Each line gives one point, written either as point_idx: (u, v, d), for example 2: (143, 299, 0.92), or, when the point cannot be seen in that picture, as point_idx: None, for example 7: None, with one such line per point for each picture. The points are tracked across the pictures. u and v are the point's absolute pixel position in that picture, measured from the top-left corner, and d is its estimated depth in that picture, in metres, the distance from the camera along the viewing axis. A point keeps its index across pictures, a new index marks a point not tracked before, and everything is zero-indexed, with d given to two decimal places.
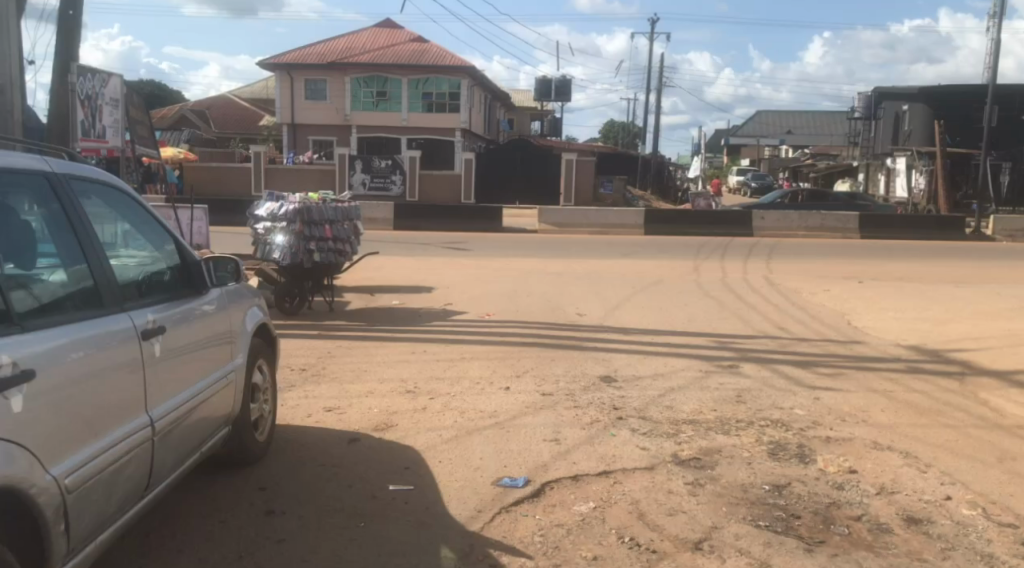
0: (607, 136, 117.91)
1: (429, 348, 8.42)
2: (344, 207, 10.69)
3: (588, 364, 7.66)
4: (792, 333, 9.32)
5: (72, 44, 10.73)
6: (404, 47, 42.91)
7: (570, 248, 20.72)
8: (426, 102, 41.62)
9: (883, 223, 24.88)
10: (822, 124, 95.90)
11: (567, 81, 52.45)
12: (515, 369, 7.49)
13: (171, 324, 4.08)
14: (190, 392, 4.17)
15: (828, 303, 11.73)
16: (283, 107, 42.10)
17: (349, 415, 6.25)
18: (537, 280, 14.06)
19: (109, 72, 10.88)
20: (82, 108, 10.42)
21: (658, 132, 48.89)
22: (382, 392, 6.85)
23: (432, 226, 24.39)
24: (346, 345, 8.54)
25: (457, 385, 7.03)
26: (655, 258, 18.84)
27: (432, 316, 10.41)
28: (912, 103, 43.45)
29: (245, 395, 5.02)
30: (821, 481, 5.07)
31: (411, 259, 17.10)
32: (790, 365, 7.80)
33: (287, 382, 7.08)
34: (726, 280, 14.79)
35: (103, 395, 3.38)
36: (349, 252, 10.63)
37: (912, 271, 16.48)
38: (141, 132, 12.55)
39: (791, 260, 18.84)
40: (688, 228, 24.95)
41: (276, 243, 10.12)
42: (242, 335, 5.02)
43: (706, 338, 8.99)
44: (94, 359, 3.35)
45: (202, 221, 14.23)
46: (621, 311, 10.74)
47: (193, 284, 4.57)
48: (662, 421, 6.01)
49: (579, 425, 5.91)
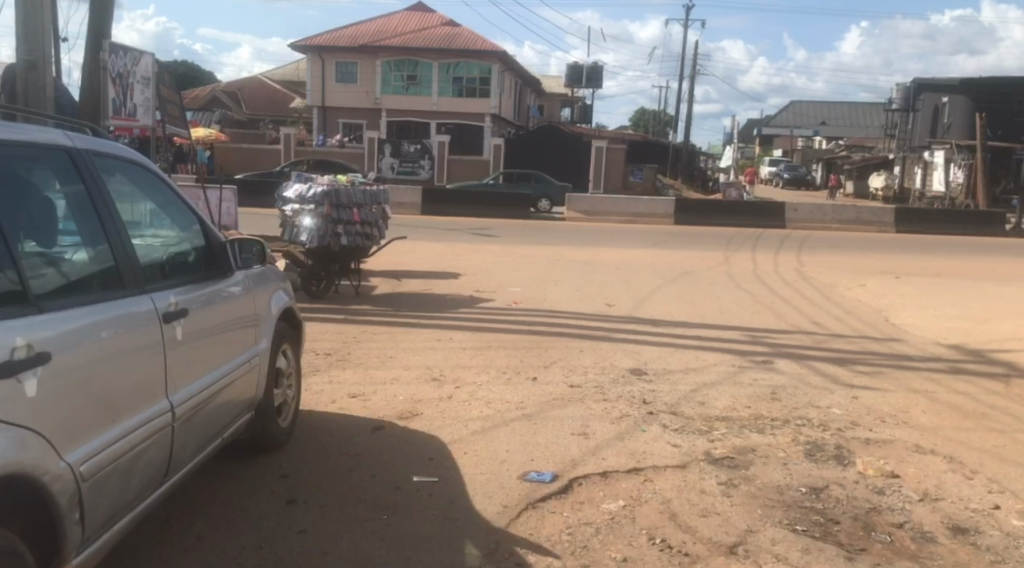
0: (637, 124, 117.29)
1: (454, 335, 8.28)
2: (372, 191, 10.55)
3: (618, 356, 7.49)
4: (827, 329, 9.11)
5: (105, 21, 10.69)
6: (435, 31, 42.70)
7: (599, 236, 20.51)
8: (456, 87, 41.45)
9: (920, 217, 24.41)
10: (857, 116, 94.55)
11: (598, 68, 52.02)
12: (543, 359, 7.34)
13: (194, 306, 3.97)
14: (212, 375, 4.08)
15: (864, 299, 11.44)
16: (314, 90, 42.14)
17: (374, 402, 6.15)
18: (565, 269, 13.89)
19: (141, 51, 10.81)
20: (114, 86, 10.37)
21: (690, 121, 48.44)
22: (407, 379, 6.73)
23: (461, 211, 24.28)
24: (372, 331, 8.44)
25: (483, 374, 6.90)
26: (686, 249, 18.63)
27: (459, 302, 10.28)
28: (952, 95, 42.73)
29: (268, 380, 4.92)
30: (860, 485, 4.88)
31: (438, 245, 16.98)
32: (827, 362, 7.58)
33: (311, 366, 7.00)
34: (757, 272, 14.57)
35: (121, 380, 3.26)
36: (378, 236, 10.52)
37: (950, 266, 16.15)
38: (171, 111, 12.50)
39: (824, 253, 18.52)
40: (719, 219, 24.64)
41: (303, 226, 10.02)
42: (267, 319, 4.93)
43: (739, 332, 8.81)
44: (115, 342, 3.24)
45: (231, 202, 14.18)
46: (651, 302, 10.54)
47: (217, 266, 4.45)
48: (695, 417, 5.85)
49: (609, 419, 5.75)
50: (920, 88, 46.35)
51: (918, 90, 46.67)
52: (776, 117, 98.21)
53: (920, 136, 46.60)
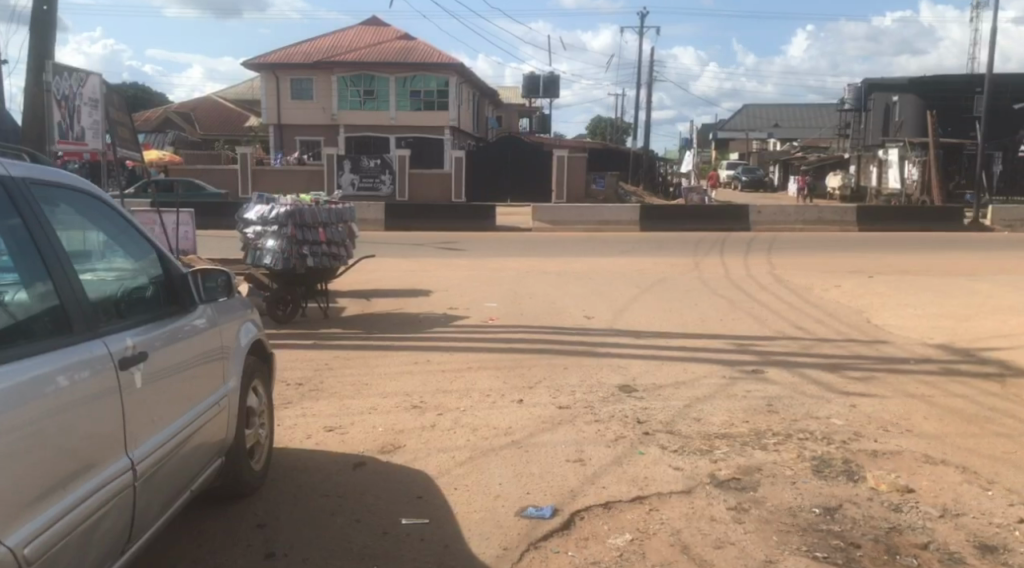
0: (594, 132, 117.88)
1: (432, 357, 7.92)
2: (337, 209, 10.14)
3: (605, 372, 7.18)
4: (812, 334, 8.89)
5: (47, 42, 10.20)
6: (389, 45, 42.26)
7: (567, 246, 20.23)
8: (414, 100, 41.08)
9: (881, 214, 24.54)
10: (810, 117, 96.02)
11: (555, 77, 51.98)
12: (527, 380, 7.00)
13: (154, 347, 3.60)
14: (175, 425, 3.69)
15: (843, 300, 11.27)
16: (269, 108, 41.55)
17: (353, 435, 5.77)
18: (537, 281, 13.60)
19: (87, 71, 10.29)
20: (60, 108, 9.88)
21: (648, 127, 48.56)
22: (386, 407, 6.36)
23: (425, 225, 23.88)
24: (344, 356, 8.03)
25: (466, 399, 6.54)
26: (655, 255, 18.41)
27: (433, 321, 9.91)
28: (903, 93, 43.38)
29: (239, 421, 4.55)
30: (875, 502, 4.60)
31: (406, 260, 16.60)
32: (819, 369, 7.34)
33: (283, 399, 6.60)
34: (731, 276, 14.40)
35: (69, 441, 2.87)
36: (345, 256, 10.11)
37: (919, 262, 16.11)
38: (122, 134, 11.99)
39: (793, 255, 18.45)
40: (684, 224, 24.54)
41: (267, 248, 9.62)
42: (235, 353, 4.56)
43: (724, 340, 8.55)
44: (61, 397, 2.85)
45: (189, 224, 13.68)
46: (630, 313, 10.25)
47: (178, 300, 4.08)
48: (693, 436, 5.56)
49: (603, 443, 5.46)
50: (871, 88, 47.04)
51: (869, 90, 47.38)
52: (731, 120, 99.23)
53: (873, 133, 47.17)
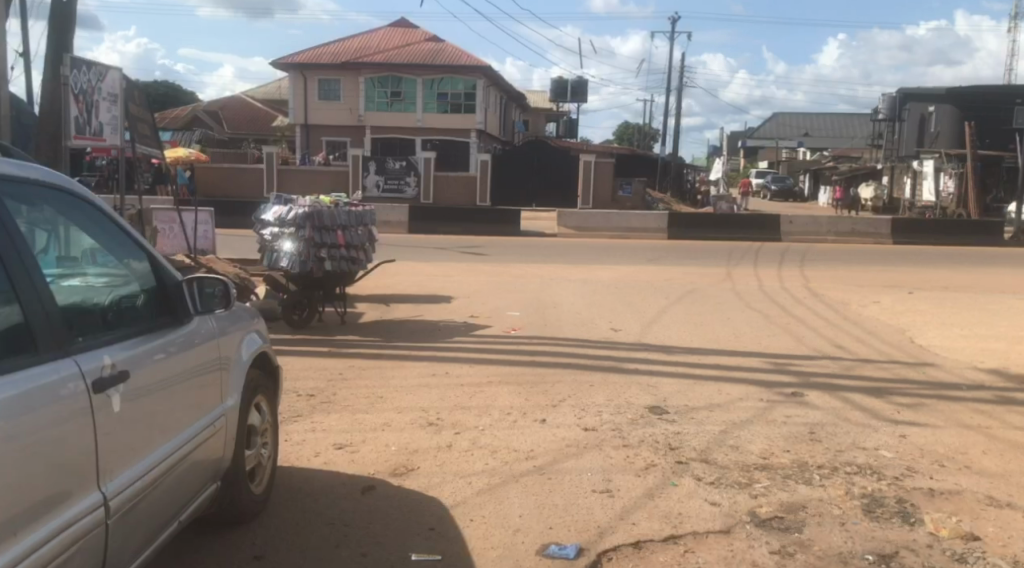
0: (621, 138, 117.44)
1: (451, 369, 7.52)
2: (358, 211, 9.79)
3: (634, 392, 6.76)
4: (854, 354, 8.41)
5: (66, 34, 9.97)
6: (418, 47, 42.01)
7: (593, 253, 19.82)
8: (441, 102, 40.85)
9: (916, 228, 23.91)
10: (840, 127, 95.00)
11: (584, 82, 51.55)
12: (551, 398, 6.58)
13: (137, 364, 3.26)
14: (156, 454, 3.35)
15: (883, 317, 10.75)
16: (296, 108, 41.46)
17: (365, 454, 5.39)
18: (563, 289, 13.19)
19: (107, 65, 10.03)
20: (77, 103, 9.59)
21: (677, 133, 48.02)
22: (401, 424, 5.98)
23: (449, 229, 23.55)
24: (360, 366, 7.65)
25: (485, 417, 6.15)
26: (683, 264, 17.95)
27: (452, 330, 9.53)
28: (939, 104, 42.63)
29: (239, 440, 4.20)
30: (936, 551, 4.14)
31: (428, 265, 16.27)
32: (863, 394, 6.86)
33: (293, 411, 6.25)
34: (762, 289, 13.94)
35: (19, 477, 2.52)
36: (365, 261, 9.74)
37: (959, 278, 15.55)
38: (142, 130, 11.72)
39: (827, 267, 17.90)
40: (714, 232, 24.02)
41: (284, 251, 9.31)
42: (236, 367, 4.21)
43: (761, 359, 8.10)
44: (12, 428, 2.50)
45: (208, 224, 13.43)
46: (659, 326, 9.80)
47: (173, 312, 3.73)
48: (730, 466, 5.14)
49: (633, 471, 5.05)
50: (907, 98, 46.35)
51: (904, 100, 46.69)
52: (760, 128, 98.26)
53: (908, 144, 46.44)
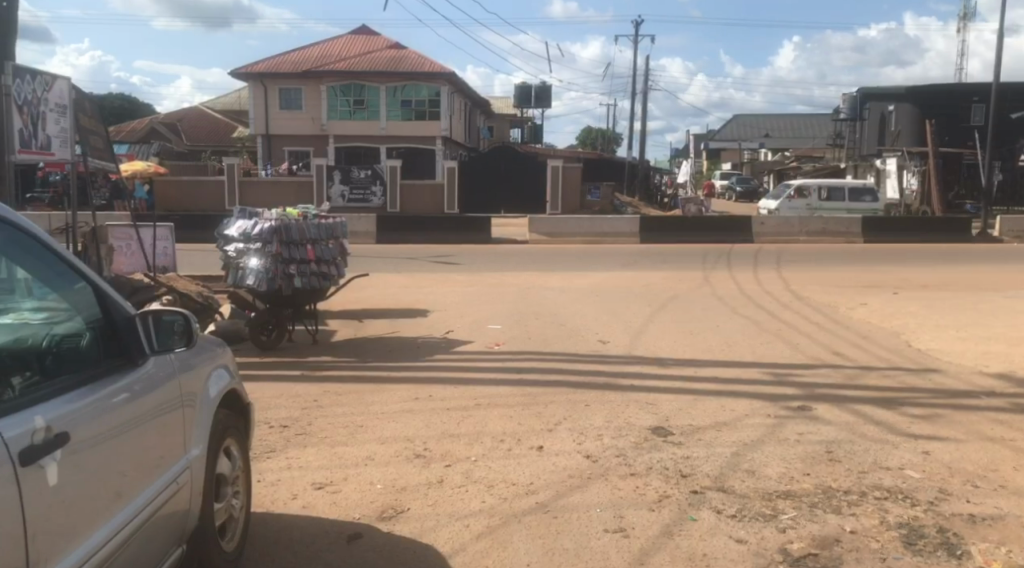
0: (584, 142, 117.76)
1: (434, 392, 7.01)
2: (328, 224, 9.26)
3: (633, 411, 6.31)
4: (855, 361, 8.03)
5: (7, 42, 9.36)
6: (380, 54, 41.34)
7: (567, 260, 19.40)
8: (405, 110, 40.25)
9: (887, 227, 23.80)
10: (801, 127, 95.84)
11: (547, 87, 51.21)
12: (546, 421, 6.13)
13: (81, 422, 2.73)
14: (105, 527, 2.82)
15: (874, 320, 10.40)
16: (256, 118, 40.61)
17: (347, 495, 4.87)
18: (541, 299, 12.73)
19: (53, 73, 9.42)
20: (21, 115, 8.95)
21: (642, 136, 47.88)
22: (384, 457, 5.47)
23: (418, 239, 23.00)
24: (336, 391, 7.10)
25: (476, 445, 5.66)
26: (660, 269, 17.59)
27: (431, 347, 9.01)
28: (899, 103, 42.98)
29: (209, 492, 3.69)
30: None
31: (400, 277, 15.73)
32: (872, 405, 6.48)
33: (266, 446, 5.71)
34: (743, 292, 13.63)
35: None
36: (336, 276, 9.20)
37: (939, 276, 15.36)
38: (95, 143, 11.08)
39: (804, 267, 17.65)
40: (687, 236, 23.74)
41: (249, 268, 8.73)
42: (202, 407, 3.68)
43: (760, 370, 7.69)
44: None
45: (167, 240, 12.76)
46: (648, 337, 9.38)
47: (125, 353, 3.19)
48: (751, 495, 4.70)
49: (645, 504, 4.60)
50: (867, 97, 46.65)
51: (864, 99, 46.86)
52: (721, 129, 98.87)
53: (870, 144, 46.79)
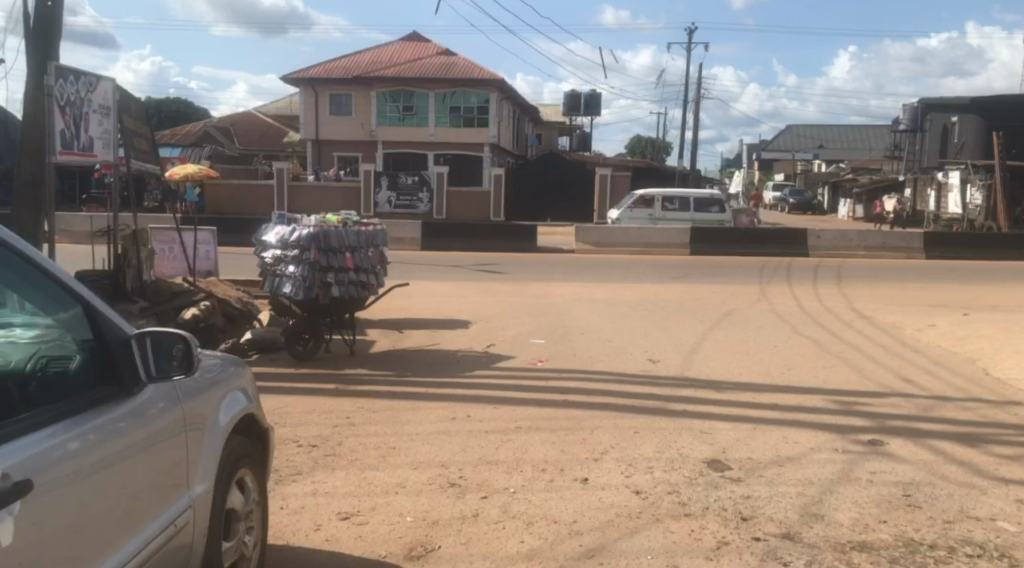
0: (633, 151, 116.91)
1: (473, 412, 6.60)
2: (368, 231, 8.90)
3: (688, 441, 5.83)
4: (927, 390, 7.45)
5: (51, 41, 9.13)
6: (430, 61, 41.22)
7: (615, 270, 18.90)
8: (454, 117, 40.11)
9: (950, 243, 22.83)
10: (856, 139, 93.84)
11: (597, 95, 50.71)
12: (592, 449, 5.68)
13: (54, 463, 2.34)
14: None
15: (945, 344, 9.74)
16: (307, 123, 40.73)
17: (374, 528, 4.46)
18: (588, 312, 12.27)
19: (97, 74, 9.21)
20: (64, 116, 8.74)
21: (693, 146, 47.10)
22: (418, 484, 5.06)
23: (464, 246, 22.65)
24: (370, 408, 6.73)
25: (516, 474, 5.23)
26: (711, 282, 17.00)
27: (472, 362, 8.61)
28: (963, 114, 41.60)
29: (216, 531, 3.30)
30: None
31: (443, 285, 15.38)
32: (951, 442, 5.92)
33: (293, 468, 5.35)
34: (800, 309, 13.00)
35: None
36: (376, 285, 8.82)
37: (1010, 296, 14.55)
38: (139, 145, 10.90)
39: (862, 284, 16.92)
40: (739, 248, 23.06)
41: (286, 275, 8.44)
42: (211, 433, 3.31)
43: (824, 397, 7.14)
44: None
45: (210, 243, 12.52)
46: (701, 356, 8.88)
47: (116, 379, 2.81)
48: (823, 547, 4.18)
49: (703, 554, 4.11)
50: (927, 108, 45.25)
51: (925, 110, 45.46)
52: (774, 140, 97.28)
53: (930, 157, 45.39)
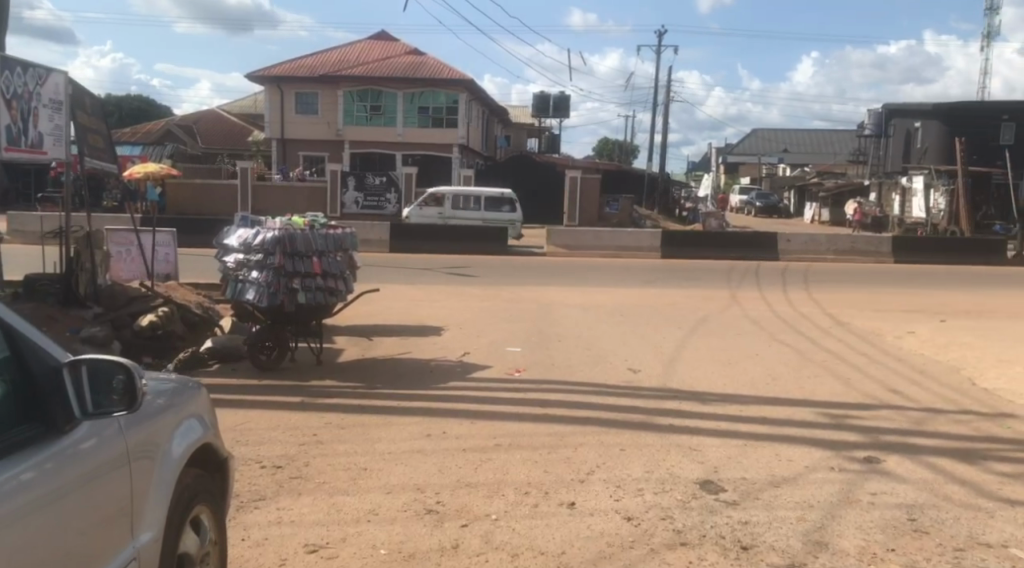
0: (601, 153, 117.05)
1: (448, 428, 6.23)
2: (336, 235, 8.47)
3: (677, 460, 5.52)
4: (916, 403, 7.20)
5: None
6: (399, 60, 40.74)
7: (588, 274, 18.60)
8: (422, 117, 39.64)
9: (918, 247, 22.84)
10: (821, 143, 94.74)
11: (567, 96, 50.53)
12: (577, 469, 5.33)
13: None
14: None
15: (927, 352, 9.55)
16: (272, 122, 40.03)
17: (346, 562, 4.08)
18: (563, 318, 11.94)
19: (47, 66, 8.69)
20: (10, 110, 8.23)
21: (661, 149, 47.04)
22: (393, 511, 4.70)
23: (433, 248, 22.23)
24: (338, 424, 6.33)
25: (496, 498, 4.87)
26: (684, 286, 16.76)
27: (446, 372, 8.23)
28: (926, 119, 42.00)
29: None
30: None
31: (413, 289, 14.99)
32: (950, 458, 5.66)
33: (257, 492, 4.94)
34: (777, 315, 12.78)
35: None
36: (344, 291, 8.40)
37: (982, 302, 14.47)
38: (94, 142, 10.37)
39: (836, 288, 16.77)
40: (709, 252, 22.88)
41: (249, 282, 8.02)
42: (162, 464, 2.91)
43: (814, 411, 6.86)
44: None
45: (169, 246, 11.99)
46: (682, 366, 8.58)
47: (45, 416, 2.41)
48: None
49: None
50: (892, 113, 45.64)
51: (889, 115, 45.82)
52: (740, 143, 97.95)
53: (894, 161, 45.74)
